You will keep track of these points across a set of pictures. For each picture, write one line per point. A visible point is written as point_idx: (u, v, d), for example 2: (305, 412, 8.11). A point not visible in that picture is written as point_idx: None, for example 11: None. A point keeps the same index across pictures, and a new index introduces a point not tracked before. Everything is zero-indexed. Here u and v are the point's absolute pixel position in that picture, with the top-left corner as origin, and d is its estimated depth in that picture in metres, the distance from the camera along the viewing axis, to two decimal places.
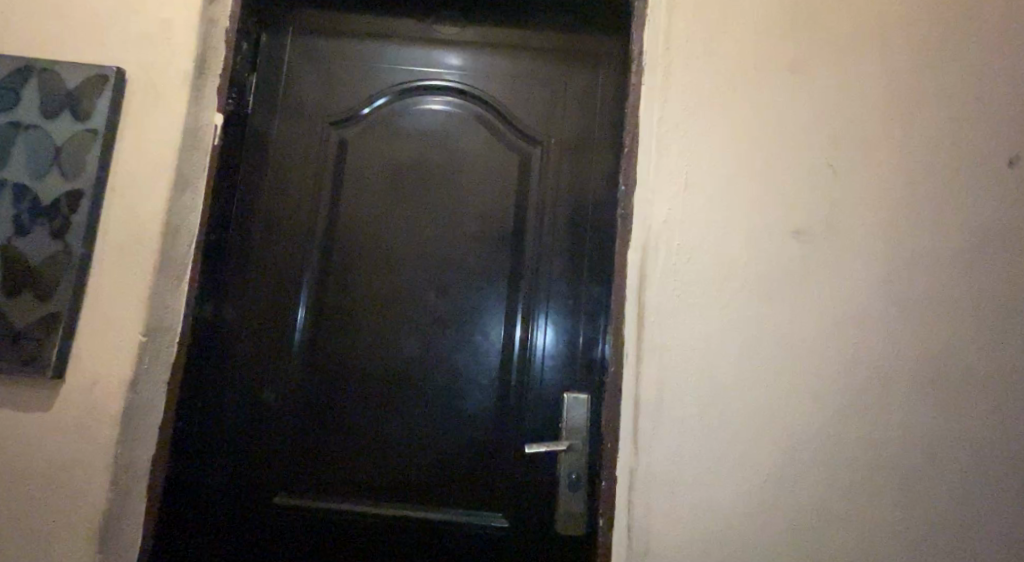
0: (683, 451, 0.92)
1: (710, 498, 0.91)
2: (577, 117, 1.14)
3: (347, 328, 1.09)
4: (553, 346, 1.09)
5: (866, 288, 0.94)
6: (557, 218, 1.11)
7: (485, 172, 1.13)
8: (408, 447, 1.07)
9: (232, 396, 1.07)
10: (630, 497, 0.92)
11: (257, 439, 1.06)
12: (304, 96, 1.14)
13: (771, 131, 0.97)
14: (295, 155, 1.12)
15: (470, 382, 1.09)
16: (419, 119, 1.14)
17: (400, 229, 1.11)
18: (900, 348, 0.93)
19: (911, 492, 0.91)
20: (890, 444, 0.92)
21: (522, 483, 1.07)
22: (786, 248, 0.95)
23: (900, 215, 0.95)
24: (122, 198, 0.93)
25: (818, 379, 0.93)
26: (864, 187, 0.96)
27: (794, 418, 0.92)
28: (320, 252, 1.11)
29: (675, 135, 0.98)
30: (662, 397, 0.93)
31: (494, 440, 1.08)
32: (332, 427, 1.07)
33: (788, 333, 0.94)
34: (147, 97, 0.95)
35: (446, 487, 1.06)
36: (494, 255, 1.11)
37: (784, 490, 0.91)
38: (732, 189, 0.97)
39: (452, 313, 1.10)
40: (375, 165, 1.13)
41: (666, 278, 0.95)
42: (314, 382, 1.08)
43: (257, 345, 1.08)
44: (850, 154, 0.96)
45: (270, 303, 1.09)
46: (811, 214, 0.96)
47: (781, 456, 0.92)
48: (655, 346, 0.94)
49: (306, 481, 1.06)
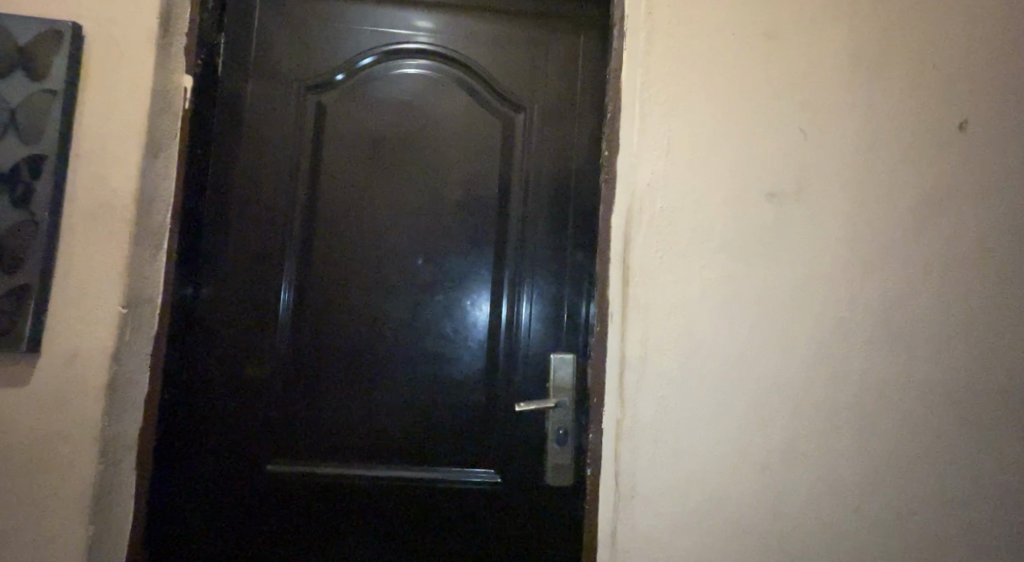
0: (665, 403, 0.97)
1: (692, 446, 0.97)
2: (557, 82, 1.15)
3: (333, 297, 1.08)
4: (538, 314, 1.12)
5: (833, 245, 1.01)
6: (541, 184, 1.13)
7: (466, 138, 1.13)
8: (399, 411, 1.09)
9: (217, 369, 1.05)
10: (615, 448, 0.97)
11: (244, 409, 1.05)
12: (278, 60, 1.10)
13: (748, 99, 1.01)
14: (272, 121, 1.09)
15: (458, 346, 1.11)
16: (396, 84, 1.12)
17: (383, 196, 1.11)
18: (861, 300, 1.00)
19: (873, 433, 0.99)
20: (850, 388, 0.99)
21: (511, 442, 1.10)
22: (762, 211, 1.00)
23: (864, 177, 1.01)
24: (90, 163, 0.88)
25: (791, 333, 0.99)
26: (833, 152, 1.01)
27: (770, 370, 0.99)
28: (303, 220, 1.09)
29: (657, 100, 1.01)
30: (647, 353, 0.98)
31: (484, 401, 1.10)
32: (322, 395, 1.07)
33: (763, 290, 0.99)
34: (111, 57, 0.89)
35: (436, 446, 1.09)
36: (478, 220, 1.12)
37: (758, 436, 0.98)
38: (713, 155, 1.00)
39: (439, 279, 1.11)
40: (355, 131, 1.11)
41: (649, 240, 0.99)
42: (302, 352, 1.07)
43: (241, 317, 1.06)
44: (821, 120, 1.02)
45: (253, 273, 1.07)
46: (784, 178, 1.01)
47: (757, 403, 0.98)
48: (639, 305, 0.98)
49: (297, 447, 1.06)
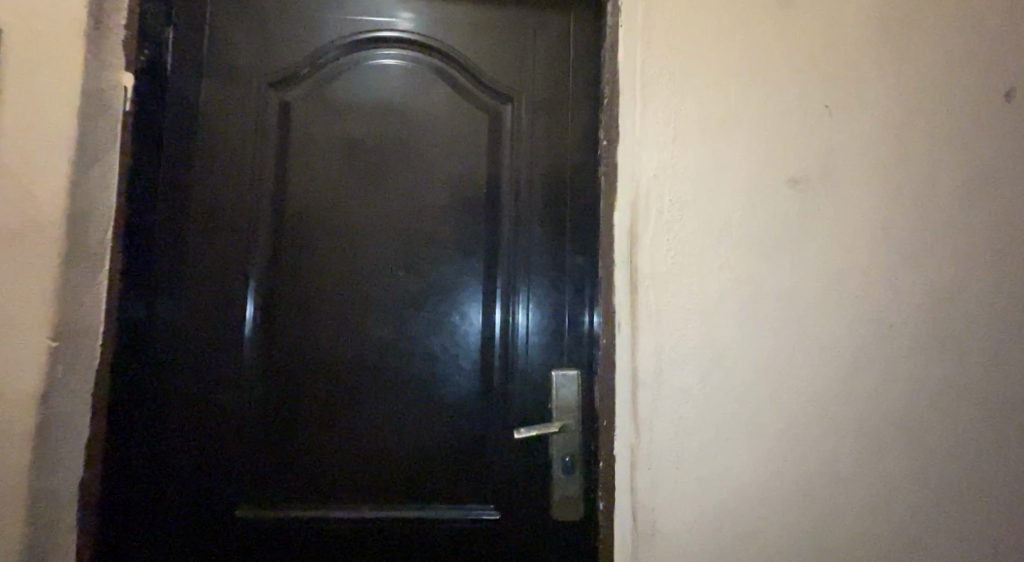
0: (686, 424, 0.85)
1: (720, 472, 0.85)
2: (548, 69, 1.03)
3: (307, 318, 0.96)
4: (536, 324, 1.00)
5: (869, 235, 0.88)
6: (535, 183, 1.01)
7: (449, 134, 1.01)
8: (386, 441, 0.96)
9: (176, 401, 0.92)
10: (631, 478, 0.85)
11: (208, 449, 0.92)
12: (237, 51, 0.97)
13: (763, 76, 0.90)
14: (232, 119, 0.97)
15: (449, 366, 0.98)
16: (369, 78, 1.01)
17: (359, 202, 0.99)
18: (905, 296, 0.88)
19: (928, 448, 0.87)
20: (897, 398, 0.87)
21: (513, 473, 0.98)
22: (786, 201, 0.88)
23: (901, 157, 0.90)
24: (11, 176, 0.75)
25: (825, 337, 0.87)
26: (862, 131, 0.89)
27: (804, 382, 0.86)
28: (270, 231, 0.96)
29: (661, 80, 0.89)
30: (662, 367, 0.85)
31: (480, 428, 0.98)
32: (298, 426, 0.95)
33: (792, 290, 0.87)
34: (34, 54, 0.77)
35: (429, 480, 0.96)
36: (466, 225, 1.00)
37: (796, 457, 0.85)
38: (726, 138, 0.89)
39: (424, 291, 0.99)
40: (325, 131, 0.99)
41: (659, 237, 0.87)
42: (274, 378, 0.95)
43: (200, 345, 0.93)
44: (846, 95, 0.90)
45: (215, 289, 0.94)
46: (808, 160, 0.89)
47: (793, 420, 0.86)
48: (652, 312, 0.86)
49: (272, 489, 0.93)
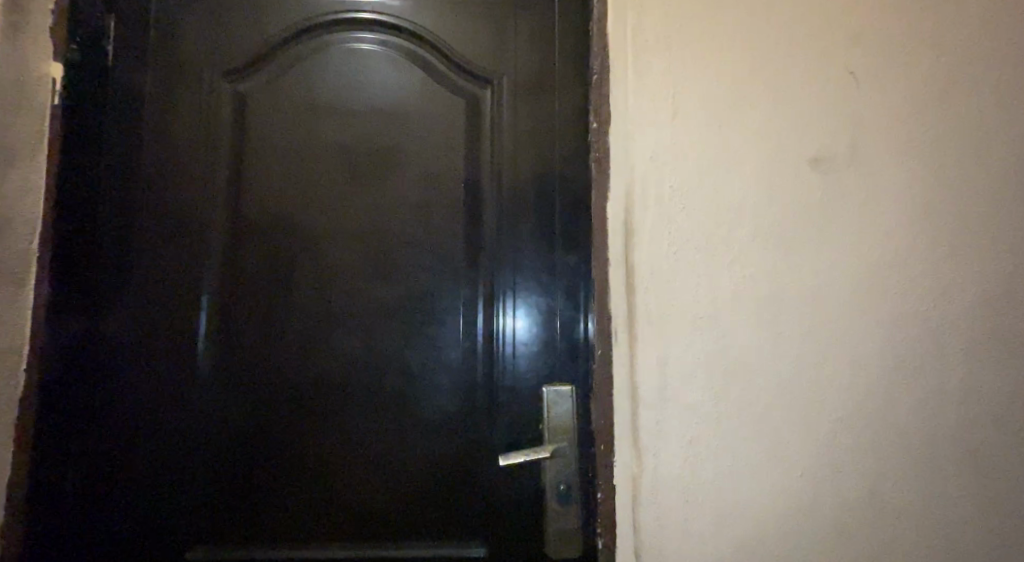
0: (695, 449, 0.72)
1: (740, 507, 0.71)
2: (532, 48, 0.92)
3: (266, 331, 0.86)
4: (524, 333, 0.88)
5: (908, 221, 0.75)
6: (519, 176, 0.90)
7: (422, 123, 0.91)
8: (356, 468, 0.85)
9: (117, 427, 0.82)
10: (633, 515, 0.72)
11: (156, 479, 0.83)
12: (185, 37, 0.88)
13: (776, 39, 0.77)
14: (179, 113, 0.87)
15: (427, 384, 0.87)
16: (333, 64, 0.91)
17: (324, 202, 0.88)
18: (955, 293, 0.74)
19: (991, 473, 0.73)
20: (949, 415, 0.73)
21: (502, 504, 0.86)
22: (807, 184, 0.75)
23: (940, 130, 0.76)
24: None
25: (860, 342, 0.73)
26: (895, 99, 0.76)
27: (836, 395, 0.73)
28: (224, 235, 0.87)
29: (655, 49, 0.77)
30: (666, 382, 0.73)
31: (462, 453, 0.86)
32: (256, 455, 0.84)
33: (817, 287, 0.74)
34: None
35: (408, 513, 0.85)
36: (444, 224, 0.89)
37: (830, 488, 0.72)
38: (734, 113, 0.76)
39: (398, 299, 0.88)
40: (283, 124, 0.89)
41: (657, 229, 0.75)
42: (227, 399, 0.84)
43: (146, 365, 0.83)
44: (873, 58, 0.77)
45: (159, 302, 0.85)
46: (832, 135, 0.76)
47: (825, 442, 0.72)
48: (651, 317, 0.74)
49: (230, 526, 0.83)
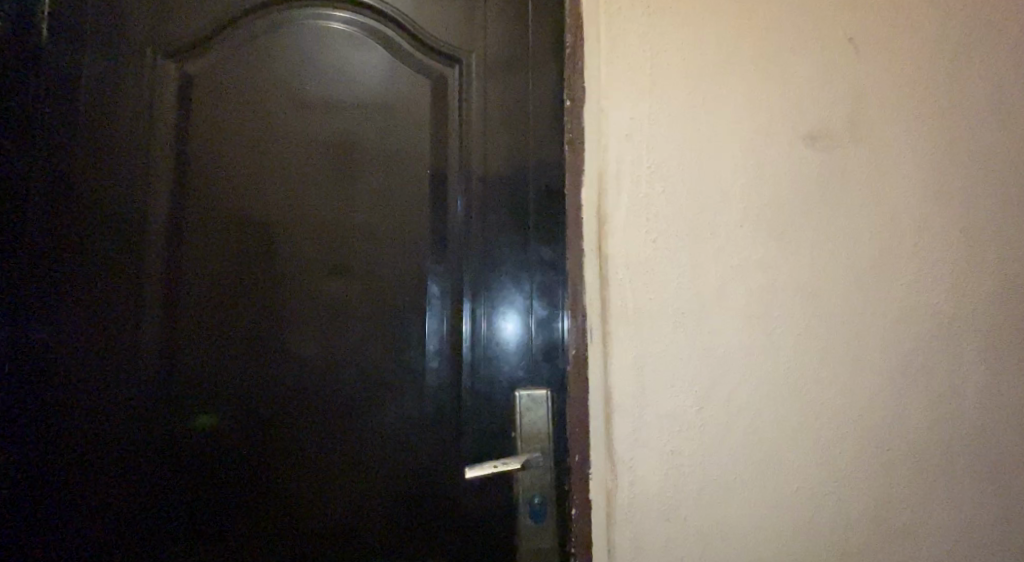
0: (677, 462, 0.64)
1: (728, 526, 0.63)
2: (502, 24, 0.85)
3: (212, 330, 0.79)
4: (496, 333, 0.81)
5: (915, 203, 0.67)
6: (489, 162, 0.83)
7: (383, 105, 0.84)
8: (309, 483, 0.78)
9: (48, 435, 0.76)
10: (608, 536, 0.64)
11: (91, 488, 0.76)
12: (128, 16, 0.82)
13: (766, 5, 0.69)
14: (119, 97, 0.81)
15: (388, 389, 0.80)
16: (287, 43, 0.84)
17: (277, 192, 0.82)
18: (966, 283, 0.67)
19: (1006, 485, 0.65)
20: (961, 419, 0.65)
21: (470, 519, 0.78)
22: (801, 162, 0.67)
23: (948, 103, 0.69)
24: None
25: (861, 338, 0.65)
26: (898, 69, 0.69)
27: (834, 399, 0.65)
28: (167, 226, 0.80)
29: (632, 16, 0.69)
30: (643, 386, 0.65)
31: (426, 463, 0.79)
32: (200, 463, 0.77)
33: (813, 278, 0.66)
34: None
35: (366, 529, 0.78)
36: (406, 215, 0.82)
37: (828, 502, 0.64)
38: (719, 85, 0.68)
39: (357, 296, 0.81)
40: (233, 107, 0.82)
41: (634, 215, 0.67)
42: (169, 405, 0.78)
43: (81, 365, 0.77)
44: (874, 23, 0.69)
45: (95, 299, 0.78)
46: (829, 108, 0.68)
47: (823, 451, 0.64)
48: (627, 312, 0.66)
49: (172, 540, 0.76)
